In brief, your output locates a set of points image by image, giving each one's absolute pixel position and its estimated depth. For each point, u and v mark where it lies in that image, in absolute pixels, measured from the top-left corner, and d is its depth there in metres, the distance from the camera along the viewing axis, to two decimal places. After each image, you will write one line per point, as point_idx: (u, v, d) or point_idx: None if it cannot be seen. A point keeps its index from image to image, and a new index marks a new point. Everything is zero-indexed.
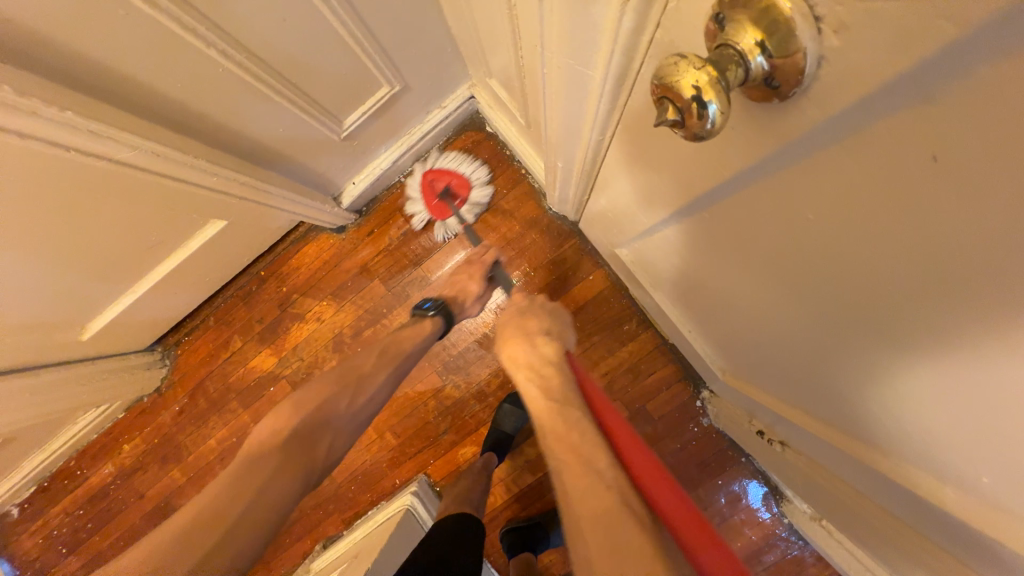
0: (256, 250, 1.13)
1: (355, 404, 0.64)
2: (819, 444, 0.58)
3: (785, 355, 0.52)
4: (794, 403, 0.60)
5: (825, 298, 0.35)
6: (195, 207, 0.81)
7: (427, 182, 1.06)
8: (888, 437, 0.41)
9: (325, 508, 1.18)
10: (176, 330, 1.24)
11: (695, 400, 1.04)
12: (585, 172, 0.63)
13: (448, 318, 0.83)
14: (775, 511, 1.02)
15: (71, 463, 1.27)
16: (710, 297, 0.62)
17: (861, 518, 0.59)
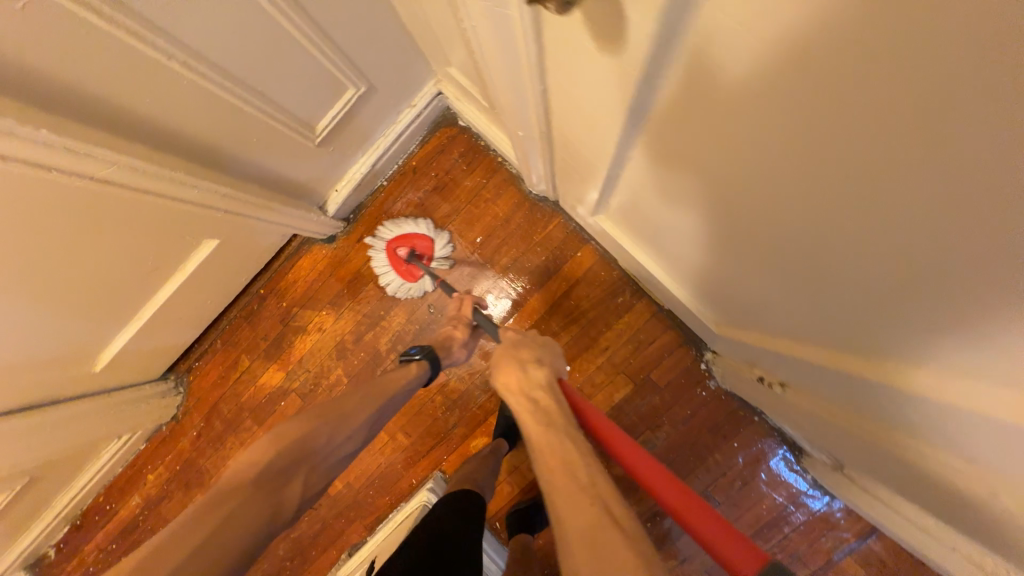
0: (252, 269, 1.16)
1: (332, 442, 0.68)
2: (815, 371, 0.57)
3: (764, 277, 0.51)
4: (786, 333, 0.59)
5: (786, 183, 0.35)
6: (186, 228, 0.84)
7: (391, 250, 1.09)
8: (880, 330, 0.40)
9: (345, 517, 1.18)
10: (186, 357, 1.27)
11: (699, 363, 1.03)
12: (543, 135, 0.67)
13: (434, 362, 0.88)
14: (796, 468, 1.00)
15: (100, 498, 1.32)
16: (684, 240, 0.62)
17: (867, 447, 0.57)
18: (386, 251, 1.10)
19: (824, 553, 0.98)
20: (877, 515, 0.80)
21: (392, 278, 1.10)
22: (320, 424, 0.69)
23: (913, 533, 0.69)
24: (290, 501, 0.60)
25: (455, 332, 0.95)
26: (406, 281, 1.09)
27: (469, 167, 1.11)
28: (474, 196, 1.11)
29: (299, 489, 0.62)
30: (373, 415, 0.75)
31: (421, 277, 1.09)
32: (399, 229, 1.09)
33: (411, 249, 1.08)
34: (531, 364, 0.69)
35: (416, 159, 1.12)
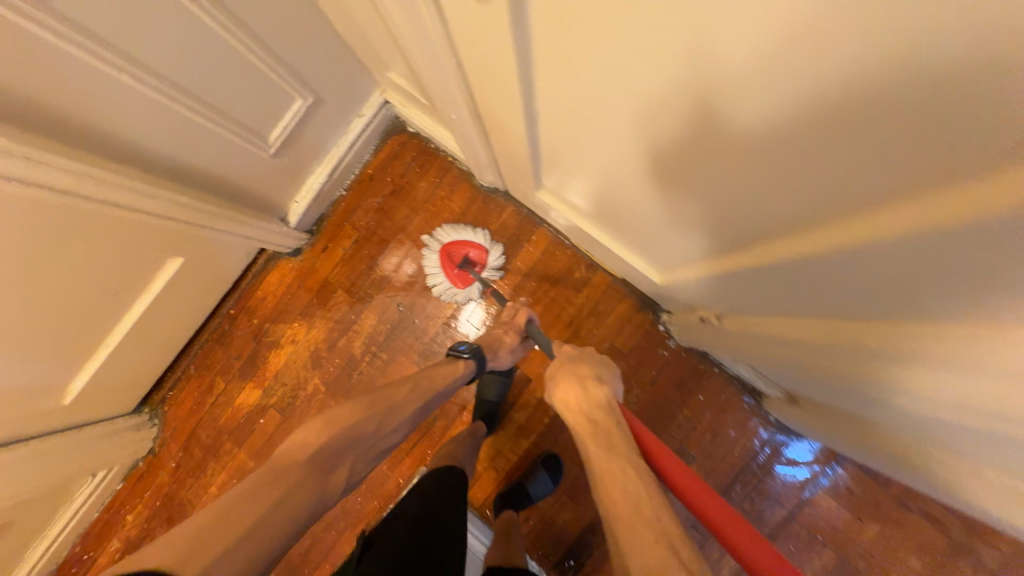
0: (220, 289, 1.18)
1: (379, 432, 0.74)
2: (740, 284, 0.64)
3: (672, 199, 0.58)
4: (706, 259, 0.67)
5: (651, 89, 0.42)
6: (150, 245, 0.88)
7: (446, 253, 1.13)
8: (763, 211, 0.47)
9: (336, 528, 1.17)
10: (159, 388, 1.27)
11: (657, 325, 1.09)
12: (471, 104, 0.76)
13: (481, 363, 0.90)
14: (760, 412, 1.05)
15: (76, 549, 1.26)
16: (605, 183, 0.70)
17: (799, 354, 0.63)
18: (441, 253, 1.13)
19: (796, 492, 1.03)
20: (829, 438, 0.85)
21: (441, 280, 1.14)
22: (371, 416, 0.73)
23: (854, 439, 0.75)
24: (335, 479, 0.66)
25: (504, 337, 0.96)
26: (454, 286, 1.13)
27: (422, 169, 1.18)
28: (431, 195, 1.18)
29: (344, 473, 0.68)
30: (417, 409, 0.80)
31: (472, 283, 1.12)
32: (458, 235, 1.13)
33: (465, 255, 1.12)
34: (591, 381, 0.69)
35: (372, 167, 1.19)
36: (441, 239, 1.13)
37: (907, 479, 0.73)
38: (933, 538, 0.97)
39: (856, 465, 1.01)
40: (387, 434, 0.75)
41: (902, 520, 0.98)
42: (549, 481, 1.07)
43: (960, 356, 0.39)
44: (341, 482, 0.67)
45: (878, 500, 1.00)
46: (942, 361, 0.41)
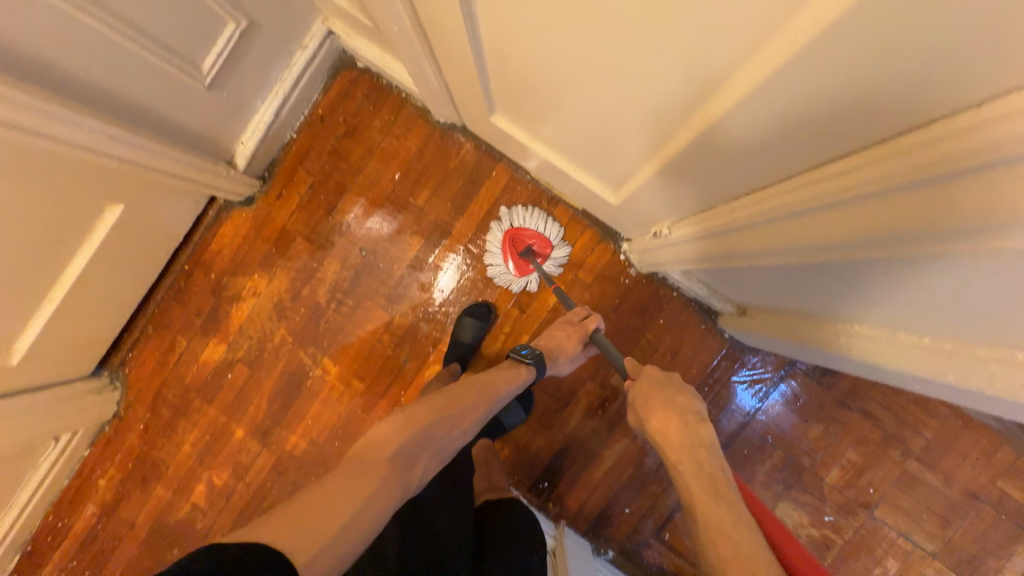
0: (170, 242, 1.13)
1: (450, 435, 0.72)
2: (686, 177, 0.66)
3: (612, 82, 0.59)
4: (653, 157, 0.69)
5: None
6: (87, 190, 0.83)
7: (511, 238, 1.10)
8: (695, 74, 0.48)
9: (315, 472, 1.19)
10: (117, 350, 1.22)
11: (619, 254, 1.12)
12: (412, 18, 0.76)
13: (543, 368, 0.88)
14: (717, 330, 1.11)
15: (49, 517, 1.25)
16: (551, 87, 0.70)
17: (737, 250, 0.67)
18: (506, 237, 1.11)
19: (751, 402, 1.11)
20: (772, 342, 0.92)
21: (500, 262, 1.11)
22: (444, 418, 0.72)
23: (790, 335, 0.81)
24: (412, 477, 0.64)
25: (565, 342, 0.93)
26: (514, 272, 1.11)
27: (374, 107, 1.14)
28: (385, 134, 1.14)
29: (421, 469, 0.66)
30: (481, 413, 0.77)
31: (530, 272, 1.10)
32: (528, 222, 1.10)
33: (529, 245, 1.10)
34: (692, 413, 0.68)
35: (321, 106, 1.15)
36: (509, 224, 1.11)
37: (839, 366, 0.80)
38: (870, 431, 1.07)
39: (804, 373, 1.09)
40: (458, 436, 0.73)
41: (843, 418, 1.08)
42: (521, 411, 1.09)
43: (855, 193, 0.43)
44: (417, 481, 0.66)
45: (823, 403, 1.08)
46: (844, 204, 0.46)
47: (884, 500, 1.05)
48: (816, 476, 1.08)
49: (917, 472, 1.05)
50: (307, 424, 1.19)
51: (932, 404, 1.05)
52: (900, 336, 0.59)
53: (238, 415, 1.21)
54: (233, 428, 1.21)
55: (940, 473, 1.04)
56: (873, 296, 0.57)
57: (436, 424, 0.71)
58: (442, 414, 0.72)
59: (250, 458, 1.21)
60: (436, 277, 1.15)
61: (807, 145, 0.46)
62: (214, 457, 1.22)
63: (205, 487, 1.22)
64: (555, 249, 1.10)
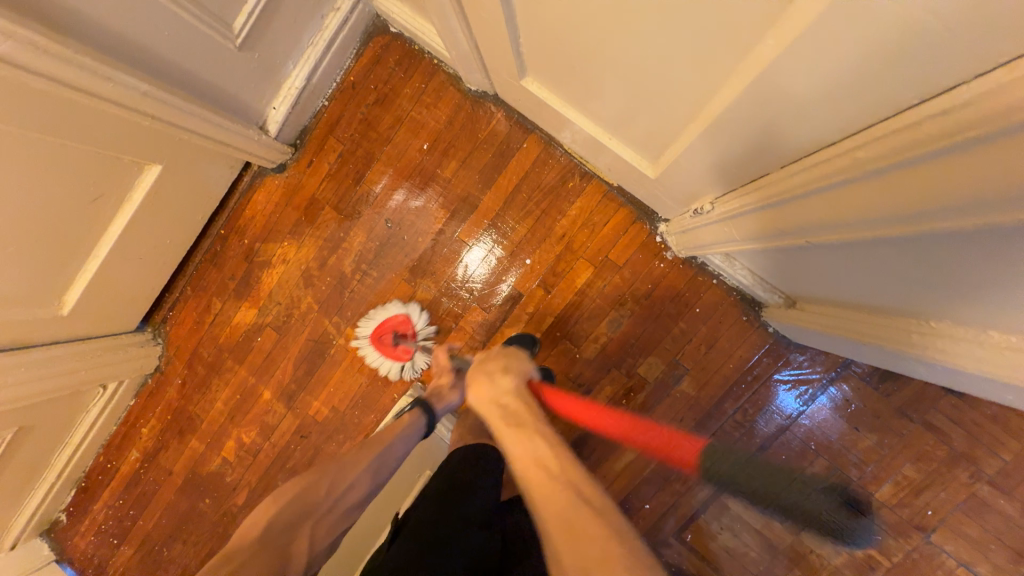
0: (207, 207, 1.17)
1: (332, 492, 0.71)
2: (735, 141, 0.58)
3: (654, 30, 0.52)
4: (698, 120, 0.61)
5: None
6: (116, 146, 0.84)
7: (376, 341, 1.13)
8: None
9: (336, 440, 1.21)
10: (160, 307, 1.29)
11: (654, 237, 1.04)
12: None
13: (429, 409, 0.87)
14: (760, 323, 1.01)
15: (100, 459, 1.36)
16: (584, 42, 0.63)
17: (794, 227, 0.59)
18: (372, 344, 1.13)
19: (793, 405, 1.01)
20: (825, 338, 0.82)
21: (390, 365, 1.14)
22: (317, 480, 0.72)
23: (846, 331, 0.73)
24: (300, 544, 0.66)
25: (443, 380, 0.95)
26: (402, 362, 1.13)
27: (406, 74, 1.11)
28: (415, 102, 1.11)
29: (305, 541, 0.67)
30: (371, 463, 0.75)
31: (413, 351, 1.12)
32: (380, 317, 1.13)
33: (393, 333, 1.12)
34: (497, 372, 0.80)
35: (353, 73, 1.12)
36: (365, 333, 1.13)
37: (902, 368, 0.71)
38: (933, 448, 0.95)
39: (858, 377, 0.98)
40: (344, 493, 0.72)
41: (902, 430, 0.96)
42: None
43: (952, 142, 0.35)
44: (299, 565, 0.65)
45: (878, 411, 0.97)
46: (933, 161, 0.37)
47: (944, 524, 0.94)
48: (864, 491, 0.97)
49: (988, 498, 0.92)
50: (330, 390, 1.21)
51: (1014, 422, 0.91)
52: (994, 336, 0.50)
53: (264, 378, 1.24)
54: (260, 390, 1.25)
55: (1017, 501, 0.91)
56: (965, 286, 0.48)
57: (309, 492, 0.70)
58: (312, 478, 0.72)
59: (276, 420, 1.25)
60: (463, 252, 1.11)
61: (895, 78, 0.37)
62: (242, 416, 1.27)
63: (234, 443, 1.28)
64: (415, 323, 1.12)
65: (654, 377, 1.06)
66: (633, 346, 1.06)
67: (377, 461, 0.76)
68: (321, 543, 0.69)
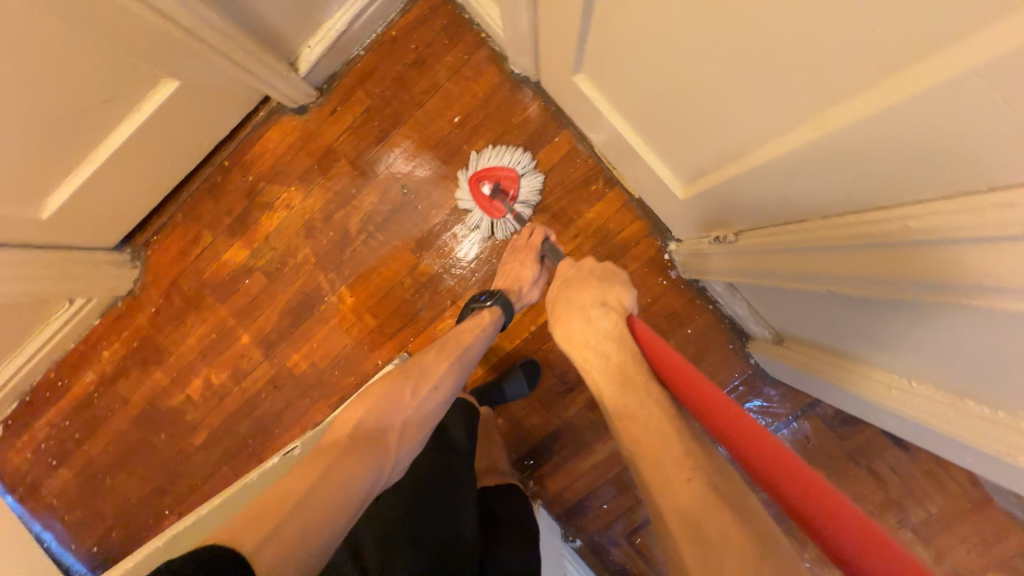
0: (215, 135, 1.11)
1: (421, 395, 0.70)
2: (770, 188, 0.61)
3: (722, 72, 0.54)
4: (740, 159, 0.64)
5: None
6: (128, 50, 0.79)
7: (477, 182, 1.07)
8: (828, 74, 0.42)
9: (309, 396, 1.20)
10: (143, 229, 1.21)
11: (663, 254, 1.07)
12: None
13: (507, 309, 0.87)
14: (743, 353, 1.07)
15: (50, 375, 1.28)
16: (650, 59, 0.64)
17: (799, 275, 0.63)
18: (473, 182, 1.07)
19: None
20: (806, 378, 0.87)
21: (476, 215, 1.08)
22: (404, 380, 0.70)
23: (825, 373, 0.78)
24: (391, 444, 0.65)
25: (523, 272, 0.93)
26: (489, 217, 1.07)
27: (450, 41, 1.08)
28: (455, 71, 1.08)
29: (397, 436, 0.66)
30: (453, 364, 0.75)
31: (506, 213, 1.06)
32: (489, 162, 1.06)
33: (497, 183, 1.06)
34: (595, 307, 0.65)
35: (396, 28, 1.09)
36: (469, 170, 1.07)
37: (871, 415, 0.76)
38: (871, 492, 1.03)
39: (821, 417, 1.05)
40: (430, 395, 0.71)
41: (848, 472, 1.04)
42: (525, 384, 1.09)
43: (957, 237, 0.38)
44: (394, 460, 0.65)
45: (831, 451, 1.05)
46: (944, 248, 0.41)
47: None
48: None
49: (909, 543, 1.02)
50: (311, 345, 1.19)
51: (945, 480, 1.00)
52: (971, 405, 0.55)
53: (244, 322, 1.21)
54: (239, 333, 1.21)
55: (934, 551, 1.01)
56: (941, 355, 0.53)
57: (391, 396, 0.68)
58: (397, 382, 0.70)
59: (250, 366, 1.22)
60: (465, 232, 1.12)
61: (923, 177, 0.40)
62: (215, 356, 1.23)
63: (201, 382, 1.24)
64: (524, 184, 1.06)
65: None
66: None
67: (458, 364, 0.76)
68: (411, 441, 0.68)
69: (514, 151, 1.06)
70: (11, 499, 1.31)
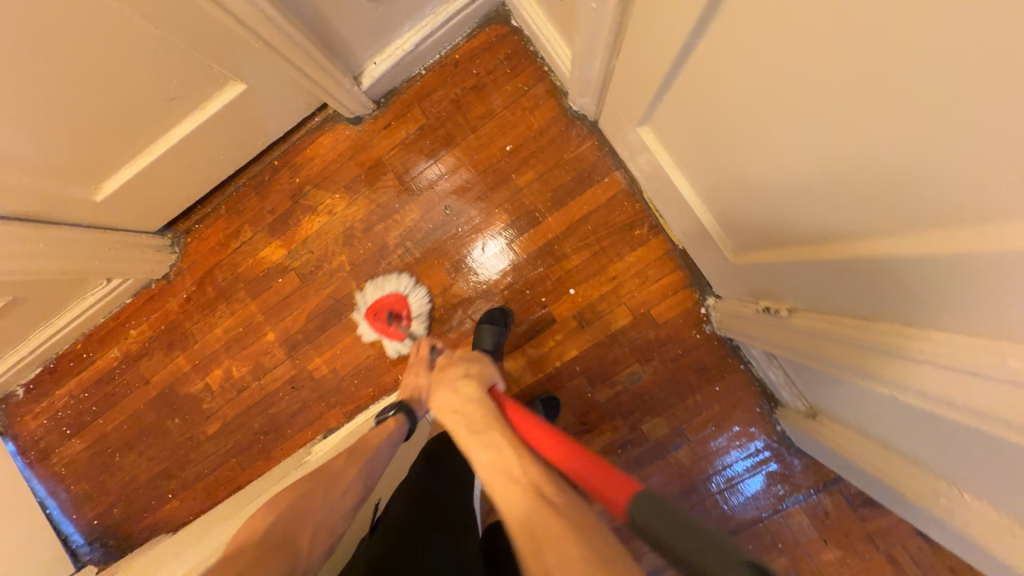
0: (269, 137, 1.12)
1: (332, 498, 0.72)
2: (828, 282, 0.60)
3: (796, 172, 0.53)
4: (800, 248, 0.63)
5: (842, 35, 0.38)
6: (207, 51, 0.82)
7: (370, 316, 1.13)
8: (914, 207, 0.41)
9: (325, 402, 1.20)
10: (187, 217, 1.23)
11: (699, 307, 1.06)
12: (615, 24, 0.69)
13: (409, 414, 0.90)
14: (769, 418, 1.05)
15: (77, 346, 1.30)
16: (722, 134, 0.63)
17: (844, 364, 0.63)
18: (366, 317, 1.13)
19: (773, 501, 1.05)
20: (839, 459, 0.85)
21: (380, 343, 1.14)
22: (318, 483, 0.73)
23: (868, 463, 0.76)
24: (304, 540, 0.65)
25: (420, 381, 0.96)
26: (392, 341, 1.13)
27: (512, 71, 1.08)
28: (513, 101, 1.09)
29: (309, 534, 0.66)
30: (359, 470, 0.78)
31: (404, 335, 1.12)
32: (376, 290, 1.12)
33: (388, 311, 1.11)
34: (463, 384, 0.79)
35: (461, 52, 1.09)
36: (361, 307, 1.13)
37: (910, 511, 0.74)
38: None
39: (843, 494, 1.02)
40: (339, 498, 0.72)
41: (865, 554, 1.01)
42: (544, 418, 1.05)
43: None
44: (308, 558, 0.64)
45: (850, 530, 1.02)
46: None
47: None
48: None
49: None
50: (335, 352, 1.20)
51: None
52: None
53: (273, 321, 1.22)
54: (265, 329, 1.22)
55: None
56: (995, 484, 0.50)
57: (311, 496, 0.71)
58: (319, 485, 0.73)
59: (272, 363, 1.23)
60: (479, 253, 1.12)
61: (1000, 321, 0.39)
62: (239, 349, 1.24)
63: (222, 373, 1.25)
64: (412, 304, 1.12)
65: (655, 437, 1.08)
66: (643, 404, 1.08)
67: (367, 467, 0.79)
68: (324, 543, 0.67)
69: (404, 273, 1.13)
70: (20, 461, 1.32)
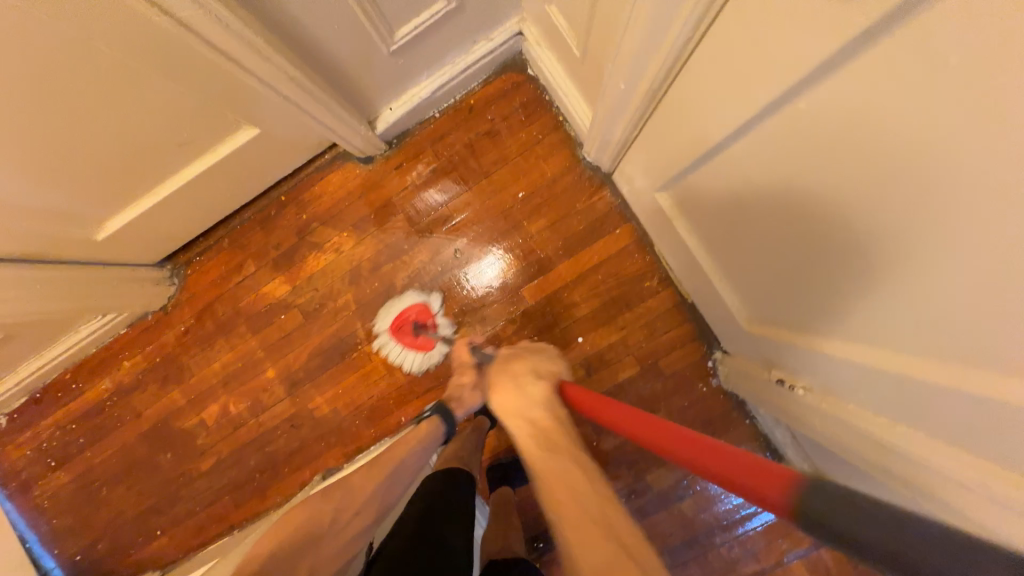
0: (278, 173, 1.10)
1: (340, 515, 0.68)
2: (847, 377, 0.60)
3: (826, 272, 0.54)
4: (818, 336, 0.63)
5: (897, 177, 0.38)
6: (222, 100, 0.80)
7: (396, 333, 1.11)
8: (952, 338, 0.42)
9: (325, 441, 1.18)
10: (188, 249, 1.20)
11: (706, 360, 1.06)
12: (643, 102, 0.70)
13: (446, 415, 0.89)
14: None
15: (65, 376, 1.26)
16: (748, 220, 0.64)
17: (855, 450, 0.63)
18: (392, 335, 1.12)
19: (774, 555, 1.05)
20: None
21: (409, 359, 1.12)
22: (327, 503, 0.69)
23: None
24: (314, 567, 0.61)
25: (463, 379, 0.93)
26: (422, 353, 1.11)
27: (527, 118, 1.08)
28: (526, 149, 1.09)
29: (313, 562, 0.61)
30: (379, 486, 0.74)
31: (434, 343, 1.10)
32: (397, 306, 1.11)
33: (414, 321, 1.10)
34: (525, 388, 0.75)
35: (476, 97, 1.09)
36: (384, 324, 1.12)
37: None
38: None
39: (843, 550, 1.03)
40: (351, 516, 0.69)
41: None
42: None
43: None
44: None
45: None
46: None
47: None
48: None
49: None
50: (337, 391, 1.17)
51: None
52: None
53: (274, 357, 1.19)
54: (265, 366, 1.19)
55: None
56: None
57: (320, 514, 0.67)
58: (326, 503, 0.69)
59: (270, 400, 1.20)
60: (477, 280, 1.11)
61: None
62: (238, 384, 1.20)
63: (218, 409, 1.22)
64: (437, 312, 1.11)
65: (659, 487, 1.09)
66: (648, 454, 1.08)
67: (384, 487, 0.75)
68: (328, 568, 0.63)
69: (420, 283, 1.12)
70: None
